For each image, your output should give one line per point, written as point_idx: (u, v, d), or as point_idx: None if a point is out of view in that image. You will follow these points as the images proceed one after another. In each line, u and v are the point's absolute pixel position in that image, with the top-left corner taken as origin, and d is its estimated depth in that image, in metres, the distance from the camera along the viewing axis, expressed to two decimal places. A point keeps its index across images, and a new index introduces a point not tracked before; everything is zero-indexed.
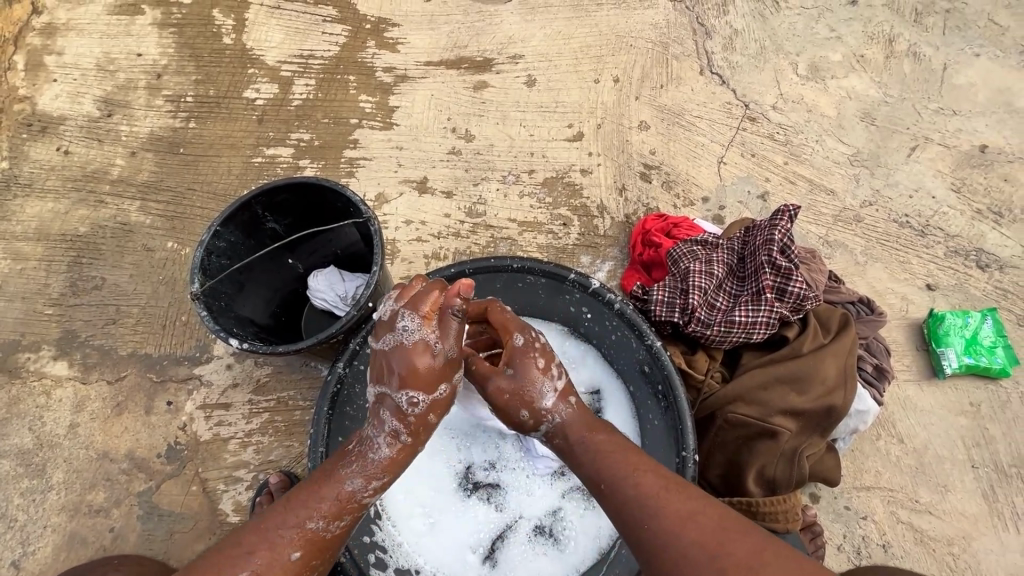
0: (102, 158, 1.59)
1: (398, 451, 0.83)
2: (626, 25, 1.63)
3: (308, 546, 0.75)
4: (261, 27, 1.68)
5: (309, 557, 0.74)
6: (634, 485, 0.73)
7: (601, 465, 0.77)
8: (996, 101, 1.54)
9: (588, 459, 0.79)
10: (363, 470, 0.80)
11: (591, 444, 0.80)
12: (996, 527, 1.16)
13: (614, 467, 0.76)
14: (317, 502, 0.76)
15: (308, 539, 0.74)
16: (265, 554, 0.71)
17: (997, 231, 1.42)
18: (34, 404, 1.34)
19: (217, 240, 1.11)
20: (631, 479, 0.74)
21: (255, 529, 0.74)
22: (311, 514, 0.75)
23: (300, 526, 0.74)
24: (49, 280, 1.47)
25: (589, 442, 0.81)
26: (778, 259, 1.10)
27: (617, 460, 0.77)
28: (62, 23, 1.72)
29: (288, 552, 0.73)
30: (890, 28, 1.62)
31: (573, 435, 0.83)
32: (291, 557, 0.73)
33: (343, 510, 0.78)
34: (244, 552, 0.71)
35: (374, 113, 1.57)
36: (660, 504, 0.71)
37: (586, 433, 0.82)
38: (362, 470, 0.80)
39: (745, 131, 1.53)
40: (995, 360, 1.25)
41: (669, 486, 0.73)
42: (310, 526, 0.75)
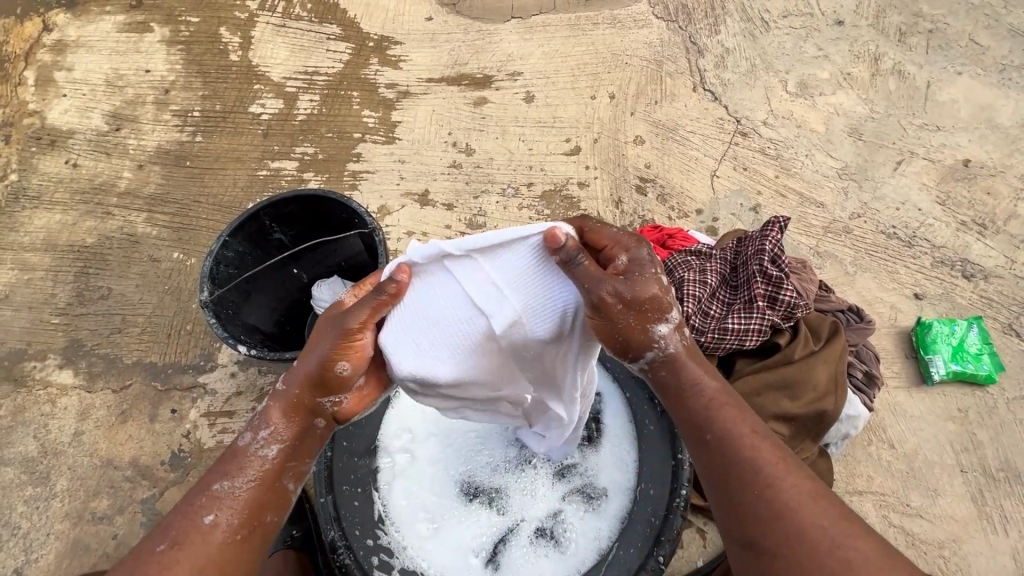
0: (110, 171, 1.62)
1: (285, 402, 0.78)
2: (621, 44, 1.69)
3: (232, 503, 0.73)
4: (267, 45, 1.73)
5: (224, 522, 0.72)
6: (751, 440, 0.73)
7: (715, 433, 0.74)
8: (978, 117, 1.60)
9: (700, 409, 0.76)
10: (256, 435, 0.77)
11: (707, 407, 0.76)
12: (985, 530, 1.18)
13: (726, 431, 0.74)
14: (225, 465, 0.76)
15: (216, 499, 0.73)
16: (174, 528, 0.71)
17: (980, 242, 1.46)
18: (39, 412, 1.36)
19: (225, 250, 1.14)
20: (745, 438, 0.73)
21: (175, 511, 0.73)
22: (217, 476, 0.75)
23: (208, 491, 0.74)
24: (56, 290, 1.49)
25: (706, 393, 0.77)
26: (769, 268, 1.14)
27: (735, 415, 0.76)
28: (73, 40, 1.77)
29: (198, 515, 0.72)
30: (876, 47, 1.68)
31: (676, 386, 0.78)
32: (205, 521, 0.72)
33: (247, 466, 0.75)
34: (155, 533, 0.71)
35: (377, 128, 1.62)
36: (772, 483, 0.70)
37: (704, 378, 0.78)
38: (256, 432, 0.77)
39: (737, 146, 1.58)
40: (981, 366, 1.29)
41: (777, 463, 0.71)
42: (217, 488, 0.74)
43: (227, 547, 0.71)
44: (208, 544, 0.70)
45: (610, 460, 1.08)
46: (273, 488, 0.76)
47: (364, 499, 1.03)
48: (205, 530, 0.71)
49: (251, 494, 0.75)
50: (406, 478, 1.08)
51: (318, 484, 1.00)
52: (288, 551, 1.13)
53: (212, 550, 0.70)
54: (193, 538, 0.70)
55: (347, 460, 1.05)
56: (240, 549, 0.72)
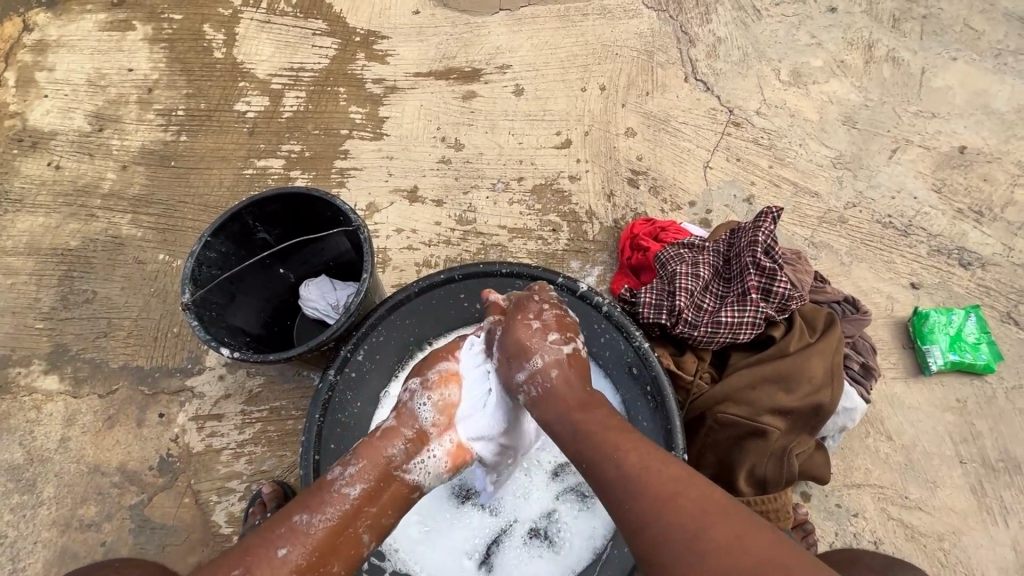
0: (93, 172, 1.60)
1: (366, 451, 0.85)
2: (611, 34, 1.66)
3: (318, 539, 0.75)
4: (251, 41, 1.70)
5: (295, 558, 0.73)
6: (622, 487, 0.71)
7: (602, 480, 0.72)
8: (973, 103, 1.58)
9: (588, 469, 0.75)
10: (343, 475, 0.81)
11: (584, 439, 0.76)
12: (985, 521, 1.17)
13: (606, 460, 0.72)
14: (309, 500, 0.78)
15: (294, 532, 0.75)
16: (248, 552, 0.72)
17: (977, 229, 1.44)
18: (24, 419, 1.34)
19: (207, 251, 1.12)
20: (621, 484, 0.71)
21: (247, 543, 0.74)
22: (299, 508, 0.77)
23: (288, 521, 0.75)
24: (40, 294, 1.46)
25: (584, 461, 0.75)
26: (762, 260, 1.12)
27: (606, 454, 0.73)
28: (53, 40, 1.74)
29: (274, 545, 0.73)
30: (870, 34, 1.66)
31: (556, 406, 0.82)
32: (278, 554, 0.73)
33: (329, 502, 0.78)
34: (233, 551, 0.72)
35: (364, 125, 1.59)
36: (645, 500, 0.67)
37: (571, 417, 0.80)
38: (346, 474, 0.82)
39: (730, 136, 1.55)
40: (979, 356, 1.27)
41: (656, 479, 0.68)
42: (296, 520, 0.76)
43: None
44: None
45: None
46: (347, 535, 0.78)
47: None
48: (276, 563, 0.72)
49: (326, 536, 0.76)
50: None
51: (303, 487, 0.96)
52: None
53: None
54: (262, 569, 0.70)
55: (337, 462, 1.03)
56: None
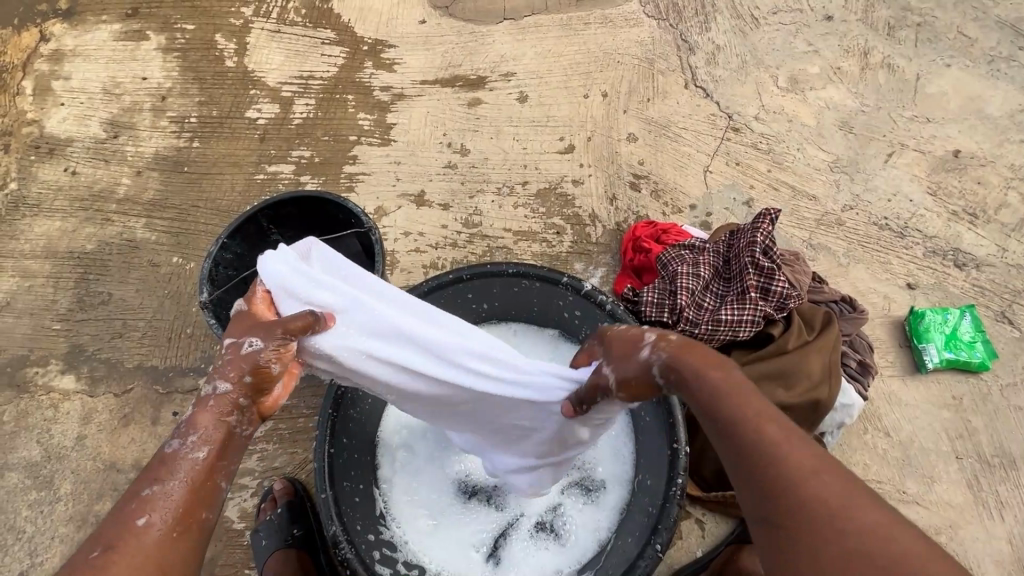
0: (109, 178, 1.64)
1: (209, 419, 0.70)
2: (613, 42, 1.71)
3: (179, 503, 0.65)
4: (262, 50, 1.75)
5: (159, 523, 0.63)
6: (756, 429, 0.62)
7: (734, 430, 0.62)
8: (967, 108, 1.62)
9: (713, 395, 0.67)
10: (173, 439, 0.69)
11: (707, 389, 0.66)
12: (981, 516, 1.19)
13: (746, 410, 0.63)
14: (153, 465, 0.67)
15: (150, 500, 0.64)
16: (103, 536, 0.62)
17: (972, 231, 1.48)
18: (42, 417, 1.37)
19: (224, 251, 1.15)
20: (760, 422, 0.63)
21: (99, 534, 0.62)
22: (145, 476, 0.66)
23: (135, 495, 0.64)
24: (57, 296, 1.50)
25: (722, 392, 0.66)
26: (760, 260, 1.16)
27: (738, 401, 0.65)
28: (69, 49, 1.79)
29: (130, 516, 0.63)
30: (865, 42, 1.70)
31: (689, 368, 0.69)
32: (138, 523, 0.63)
33: (176, 468, 0.67)
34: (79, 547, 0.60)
35: (372, 131, 1.63)
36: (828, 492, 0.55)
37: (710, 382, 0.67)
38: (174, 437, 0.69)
39: (729, 141, 1.59)
40: (974, 354, 1.30)
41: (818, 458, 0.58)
42: (147, 492, 0.65)
43: (170, 549, 0.63)
44: (143, 548, 0.61)
45: (606, 453, 1.10)
46: (214, 480, 0.69)
47: (365, 496, 1.03)
48: (138, 533, 0.62)
49: (190, 493, 0.66)
50: (406, 475, 1.09)
51: (317, 478, 0.95)
52: (289, 549, 1.16)
53: (153, 555, 0.61)
54: (122, 544, 0.61)
55: (347, 457, 1.03)
56: (177, 551, 0.63)
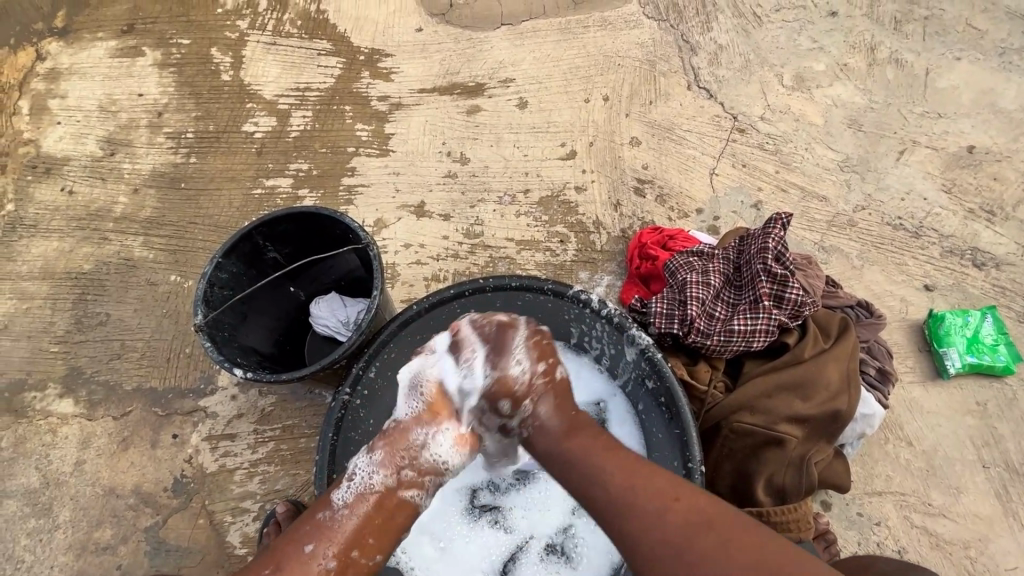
0: (106, 197, 1.62)
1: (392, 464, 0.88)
2: (613, 45, 1.68)
3: (344, 531, 0.81)
4: (257, 63, 1.72)
5: (321, 552, 0.79)
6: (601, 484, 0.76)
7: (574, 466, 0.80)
8: (980, 103, 1.57)
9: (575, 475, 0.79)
10: (348, 486, 0.85)
11: (563, 447, 0.82)
12: (1011, 528, 1.15)
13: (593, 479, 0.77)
14: (330, 498, 0.84)
15: (320, 531, 0.81)
16: (281, 553, 0.79)
17: (989, 229, 1.43)
18: (40, 442, 1.35)
19: (219, 272, 1.12)
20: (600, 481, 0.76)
21: (284, 544, 0.80)
22: (321, 506, 0.83)
23: (313, 518, 0.82)
24: (55, 318, 1.48)
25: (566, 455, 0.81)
26: (773, 266, 1.12)
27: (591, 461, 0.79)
28: (65, 68, 1.77)
29: (301, 542, 0.80)
30: (871, 37, 1.66)
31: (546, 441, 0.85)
32: (306, 550, 0.79)
33: (355, 496, 0.84)
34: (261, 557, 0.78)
35: (370, 141, 1.60)
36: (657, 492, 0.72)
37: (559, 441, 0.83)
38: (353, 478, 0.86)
39: (735, 142, 1.55)
40: (998, 358, 1.25)
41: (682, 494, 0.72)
42: (321, 514, 0.83)
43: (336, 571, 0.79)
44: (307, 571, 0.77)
45: None
46: (375, 529, 0.83)
47: None
48: (304, 558, 0.78)
49: (350, 533, 0.81)
50: None
51: None
52: None
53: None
54: (291, 563, 0.77)
55: None
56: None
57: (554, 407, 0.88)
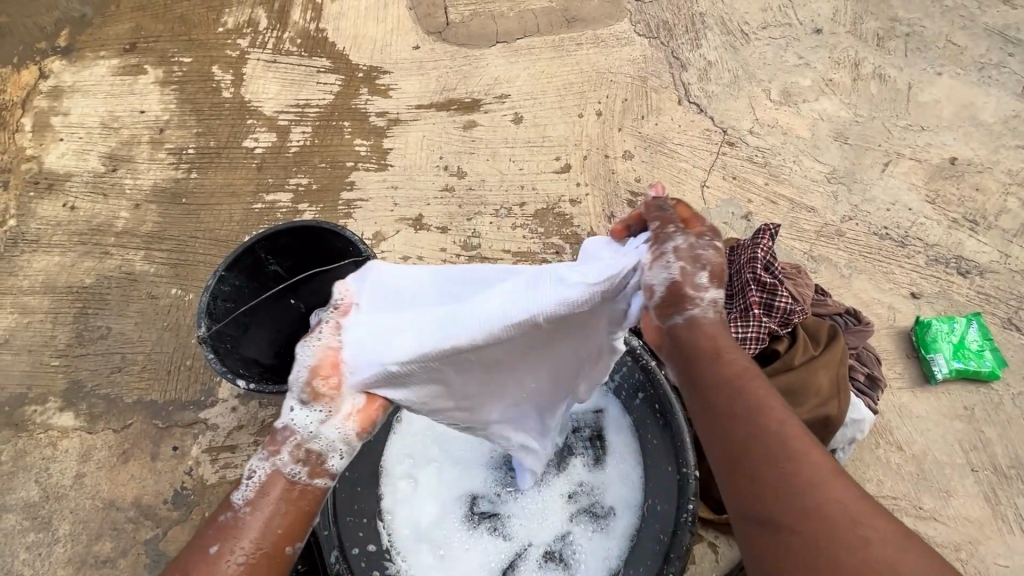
0: (107, 212, 1.64)
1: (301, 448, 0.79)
2: (605, 62, 1.72)
3: (249, 528, 0.73)
4: (258, 80, 1.76)
5: (228, 554, 0.71)
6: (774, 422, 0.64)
7: (733, 409, 0.67)
8: (961, 115, 1.62)
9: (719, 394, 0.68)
10: (247, 482, 0.76)
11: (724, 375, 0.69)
12: (1000, 530, 1.17)
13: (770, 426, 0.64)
14: (230, 499, 0.75)
15: (224, 530, 0.73)
16: (185, 563, 0.71)
17: (973, 238, 1.47)
18: (41, 456, 1.35)
19: (221, 284, 1.15)
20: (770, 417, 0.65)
21: (185, 554, 0.72)
22: (219, 508, 0.75)
23: (215, 521, 0.74)
24: (56, 332, 1.49)
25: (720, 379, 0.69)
26: (763, 276, 1.15)
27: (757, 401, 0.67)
28: (68, 86, 1.80)
29: (205, 547, 0.72)
30: (855, 53, 1.71)
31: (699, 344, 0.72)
32: (211, 551, 0.71)
33: (260, 486, 0.76)
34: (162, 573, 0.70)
35: (368, 156, 1.64)
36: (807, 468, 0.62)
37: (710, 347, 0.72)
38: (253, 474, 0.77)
39: (725, 155, 1.60)
40: (983, 363, 1.28)
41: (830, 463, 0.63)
42: (223, 515, 0.74)
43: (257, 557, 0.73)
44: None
45: (615, 477, 1.07)
46: (284, 519, 0.75)
47: (370, 530, 1.02)
48: (209, 561, 0.70)
49: (255, 527, 0.73)
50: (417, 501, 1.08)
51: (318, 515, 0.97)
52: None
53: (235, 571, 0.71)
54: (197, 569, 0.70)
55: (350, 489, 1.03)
56: None
57: (720, 322, 0.74)
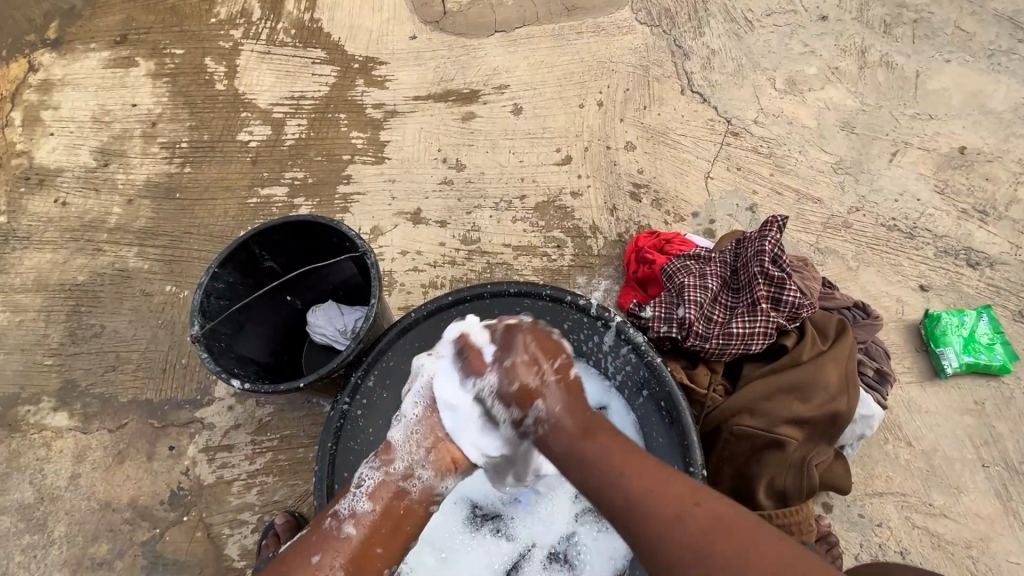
0: (100, 207, 1.61)
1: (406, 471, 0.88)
2: (606, 51, 1.69)
3: (354, 541, 0.82)
4: (252, 72, 1.72)
5: (328, 564, 0.80)
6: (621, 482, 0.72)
7: (588, 472, 0.75)
8: (970, 104, 1.59)
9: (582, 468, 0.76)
10: (355, 494, 0.86)
11: (574, 449, 0.78)
12: (1011, 526, 1.15)
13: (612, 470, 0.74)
14: (336, 506, 0.85)
15: (326, 541, 0.82)
16: (291, 562, 0.80)
17: (982, 229, 1.44)
18: (35, 457, 1.33)
19: (215, 281, 1.12)
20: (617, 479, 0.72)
21: (295, 550, 0.81)
22: (328, 514, 0.84)
23: (321, 527, 0.83)
24: (48, 330, 1.47)
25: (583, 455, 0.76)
26: (770, 269, 1.12)
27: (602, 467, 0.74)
28: (58, 79, 1.77)
29: (311, 551, 0.81)
30: (862, 40, 1.67)
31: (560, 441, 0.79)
32: (313, 561, 0.80)
33: (371, 497, 0.86)
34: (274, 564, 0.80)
35: (365, 149, 1.60)
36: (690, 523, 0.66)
37: (573, 439, 0.78)
38: (361, 486, 0.87)
39: (730, 145, 1.56)
40: (994, 357, 1.26)
41: (702, 498, 0.68)
42: (330, 522, 0.84)
43: (357, 565, 0.81)
44: None
45: None
46: (382, 537, 0.84)
47: None
48: (311, 569, 0.79)
49: (356, 543, 0.82)
50: None
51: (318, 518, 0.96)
52: None
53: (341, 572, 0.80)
54: (300, 574, 0.78)
55: None
56: None
57: (566, 407, 0.82)
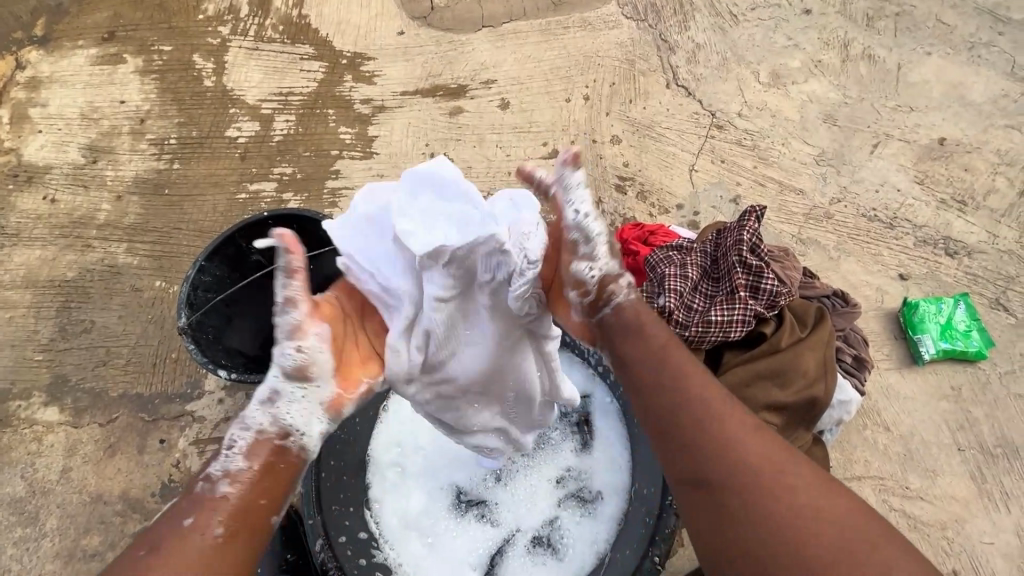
0: (89, 204, 1.62)
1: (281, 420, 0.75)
2: (593, 45, 1.70)
3: (235, 503, 0.70)
4: (240, 68, 1.73)
5: (206, 525, 0.67)
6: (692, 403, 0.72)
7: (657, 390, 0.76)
8: (950, 96, 1.61)
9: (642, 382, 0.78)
10: (229, 453, 0.73)
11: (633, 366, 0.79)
12: (986, 508, 1.18)
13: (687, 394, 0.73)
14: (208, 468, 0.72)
15: (200, 502, 0.69)
16: (154, 535, 0.66)
17: (961, 219, 1.46)
18: (26, 451, 1.34)
19: (202, 274, 1.14)
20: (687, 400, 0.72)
21: (155, 528, 0.67)
22: (199, 478, 0.71)
23: (191, 491, 0.70)
24: (39, 326, 1.48)
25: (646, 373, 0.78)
26: (748, 258, 1.14)
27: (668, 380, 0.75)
28: (45, 76, 1.77)
29: (179, 518, 0.67)
30: (844, 34, 1.69)
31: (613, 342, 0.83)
32: (186, 524, 0.67)
33: (251, 449, 0.73)
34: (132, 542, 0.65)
35: (353, 144, 1.62)
36: (841, 520, 0.60)
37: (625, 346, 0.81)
38: (234, 447, 0.73)
39: (714, 138, 1.58)
40: (970, 343, 1.29)
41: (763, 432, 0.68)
42: (199, 486, 0.70)
43: (236, 523, 0.69)
44: (187, 547, 0.64)
45: (603, 463, 1.07)
46: (266, 487, 0.72)
47: (355, 519, 1.02)
48: (184, 532, 0.65)
49: (238, 500, 0.70)
50: (398, 490, 1.08)
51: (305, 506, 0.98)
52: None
53: (223, 529, 0.67)
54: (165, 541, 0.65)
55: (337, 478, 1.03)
56: (224, 548, 0.66)
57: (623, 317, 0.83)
